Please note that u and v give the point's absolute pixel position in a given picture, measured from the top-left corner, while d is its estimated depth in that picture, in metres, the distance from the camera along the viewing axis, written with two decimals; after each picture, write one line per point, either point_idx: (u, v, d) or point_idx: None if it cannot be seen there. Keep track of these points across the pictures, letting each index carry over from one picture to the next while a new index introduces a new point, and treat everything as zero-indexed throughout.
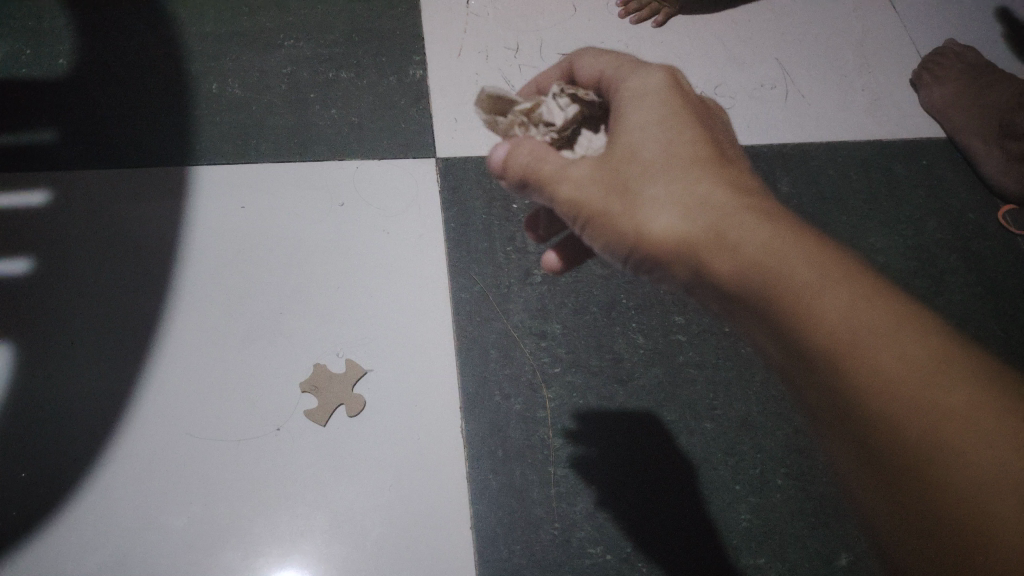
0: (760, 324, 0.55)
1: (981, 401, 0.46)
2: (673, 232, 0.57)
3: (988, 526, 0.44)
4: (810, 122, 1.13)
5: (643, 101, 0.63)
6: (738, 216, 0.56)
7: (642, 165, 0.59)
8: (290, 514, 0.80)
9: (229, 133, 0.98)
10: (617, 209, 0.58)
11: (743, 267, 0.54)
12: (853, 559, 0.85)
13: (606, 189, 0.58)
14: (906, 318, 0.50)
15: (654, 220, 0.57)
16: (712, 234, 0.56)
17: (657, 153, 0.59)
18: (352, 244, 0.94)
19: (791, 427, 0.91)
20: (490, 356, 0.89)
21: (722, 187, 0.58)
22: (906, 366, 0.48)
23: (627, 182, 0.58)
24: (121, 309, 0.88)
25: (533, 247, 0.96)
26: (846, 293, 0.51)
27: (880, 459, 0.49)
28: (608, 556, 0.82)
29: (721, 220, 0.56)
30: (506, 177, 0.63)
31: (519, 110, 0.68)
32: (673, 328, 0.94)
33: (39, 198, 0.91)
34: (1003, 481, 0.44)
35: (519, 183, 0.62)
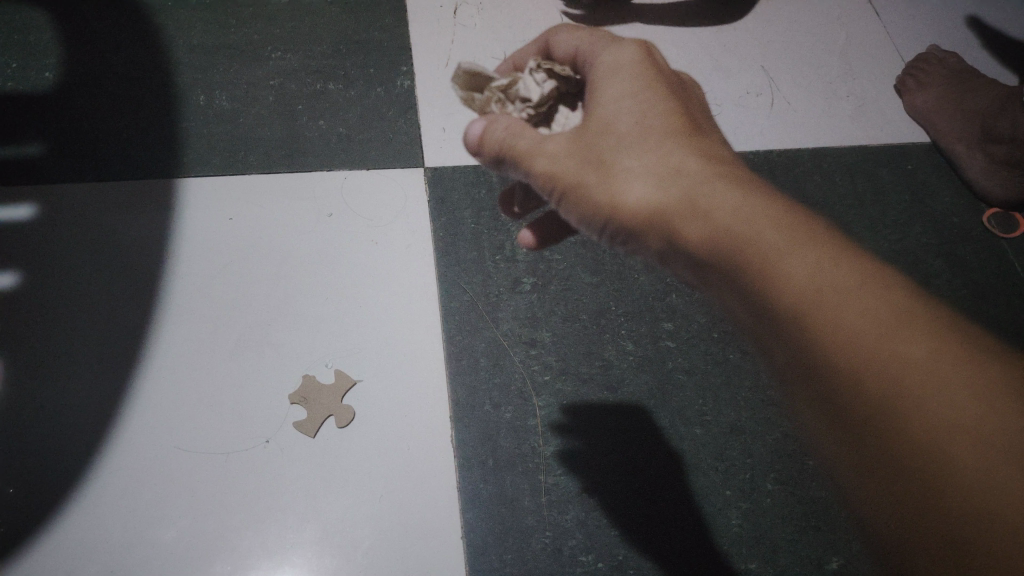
0: (730, 287, 0.59)
1: (939, 352, 0.49)
2: (646, 202, 0.62)
3: (951, 467, 0.45)
4: (796, 128, 1.14)
5: (618, 76, 0.67)
6: (710, 186, 0.61)
7: (617, 137, 0.63)
8: (279, 528, 0.80)
9: (218, 145, 0.99)
10: (592, 180, 0.63)
11: (714, 233, 0.59)
12: (843, 563, 0.86)
13: (581, 161, 0.63)
14: (868, 278, 0.54)
15: (630, 190, 0.62)
16: (685, 203, 0.61)
17: (632, 126, 0.64)
18: (340, 253, 0.94)
19: (779, 431, 0.91)
20: (480, 365, 0.90)
21: (693, 157, 0.63)
22: (863, 320, 0.51)
23: (601, 155, 0.63)
24: (109, 322, 0.87)
25: (522, 256, 0.97)
26: (810, 255, 0.56)
27: (846, 412, 0.51)
28: (599, 564, 0.82)
29: (693, 189, 0.61)
30: (484, 153, 0.67)
31: (496, 87, 0.72)
32: (663, 334, 0.95)
33: (27, 211, 0.91)
34: (963, 422, 0.46)
35: (496, 157, 0.67)
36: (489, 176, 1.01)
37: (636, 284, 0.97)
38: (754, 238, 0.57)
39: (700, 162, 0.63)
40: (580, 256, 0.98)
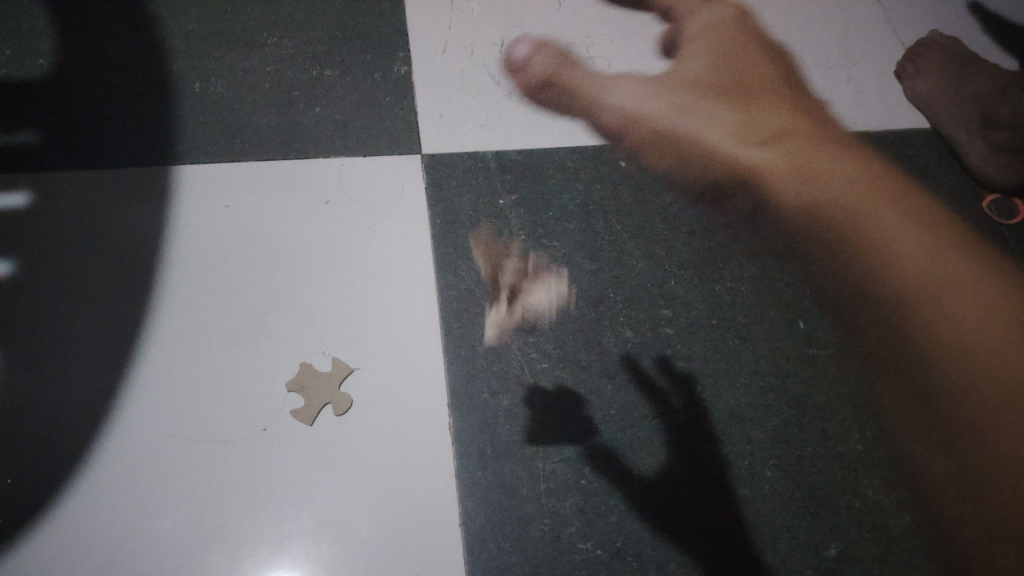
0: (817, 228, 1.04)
1: (945, 275, 1.04)
2: (721, 145, 1.07)
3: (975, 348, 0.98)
4: (794, 115, 1.13)
5: (739, 44, 1.18)
6: (804, 147, 1.10)
7: (755, 105, 1.12)
8: (276, 517, 0.79)
9: (213, 133, 0.98)
10: (715, 134, 1.07)
11: (804, 179, 1.07)
12: (843, 549, 0.86)
13: (711, 118, 1.09)
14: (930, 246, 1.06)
15: (719, 138, 1.07)
16: (775, 155, 1.08)
17: (753, 92, 1.13)
18: (338, 240, 0.93)
19: (779, 418, 0.91)
20: (478, 352, 0.89)
21: (791, 117, 1.12)
22: (910, 258, 1.04)
23: (718, 115, 1.09)
24: (104, 311, 0.87)
25: (520, 243, 0.96)
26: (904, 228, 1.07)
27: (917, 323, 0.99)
28: (598, 551, 0.82)
29: (793, 148, 1.09)
30: (526, 77, 1.09)
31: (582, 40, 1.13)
32: (662, 322, 0.94)
33: (21, 199, 0.90)
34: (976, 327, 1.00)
35: (540, 80, 1.09)
36: (486, 164, 1.00)
37: (636, 271, 0.97)
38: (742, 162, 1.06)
39: (788, 119, 1.12)
40: (578, 242, 0.97)
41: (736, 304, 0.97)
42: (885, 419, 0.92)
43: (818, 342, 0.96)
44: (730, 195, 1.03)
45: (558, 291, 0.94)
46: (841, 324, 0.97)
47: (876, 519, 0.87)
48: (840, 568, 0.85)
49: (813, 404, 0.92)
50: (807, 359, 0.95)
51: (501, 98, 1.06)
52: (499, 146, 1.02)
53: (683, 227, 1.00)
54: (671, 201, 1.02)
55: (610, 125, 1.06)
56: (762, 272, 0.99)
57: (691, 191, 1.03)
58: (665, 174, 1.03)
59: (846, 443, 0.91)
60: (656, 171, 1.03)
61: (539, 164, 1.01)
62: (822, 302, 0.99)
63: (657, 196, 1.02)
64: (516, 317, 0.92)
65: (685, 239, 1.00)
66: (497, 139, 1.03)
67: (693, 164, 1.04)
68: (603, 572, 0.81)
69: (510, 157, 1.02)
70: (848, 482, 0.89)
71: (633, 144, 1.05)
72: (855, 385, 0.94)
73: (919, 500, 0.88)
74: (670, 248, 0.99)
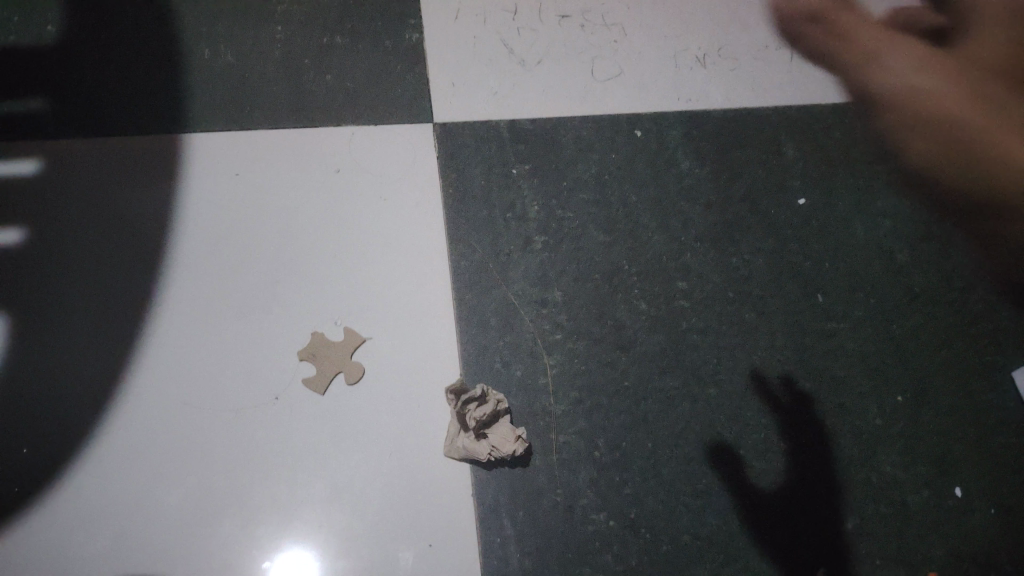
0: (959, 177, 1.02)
1: None
2: (934, 99, 1.05)
3: None
4: (818, 84, 1.08)
5: None
6: (958, 88, 1.06)
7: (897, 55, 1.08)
8: (289, 485, 0.79)
9: (221, 101, 0.95)
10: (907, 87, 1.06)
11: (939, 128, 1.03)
12: (858, 523, 0.85)
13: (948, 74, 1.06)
14: None
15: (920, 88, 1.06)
16: (966, 103, 1.05)
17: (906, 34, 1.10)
18: (349, 209, 0.92)
19: (795, 392, 0.90)
20: (490, 324, 0.88)
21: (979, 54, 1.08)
22: None
23: (923, 68, 1.07)
24: (114, 280, 0.86)
25: (533, 214, 0.95)
26: None
27: None
28: (610, 523, 0.81)
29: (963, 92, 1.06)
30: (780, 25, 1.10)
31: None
32: (677, 295, 0.93)
33: (30, 167, 0.90)
34: None
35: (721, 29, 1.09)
36: (499, 133, 0.98)
37: (652, 243, 0.95)
38: (896, 92, 1.06)
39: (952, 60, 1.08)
40: (592, 213, 0.96)
41: (753, 277, 0.95)
42: (903, 396, 0.92)
43: (836, 316, 0.95)
44: (748, 165, 1.02)
45: (512, 444, 0.79)
46: (859, 299, 0.96)
47: (891, 494, 0.87)
48: (854, 542, 0.85)
49: (831, 379, 0.91)
50: (825, 334, 0.93)
51: (515, 65, 1.03)
52: (512, 115, 1.00)
53: (701, 199, 0.99)
54: (688, 172, 1.00)
55: (627, 95, 1.03)
56: (780, 246, 0.97)
57: (708, 163, 1.01)
58: (683, 145, 1.01)
59: (863, 418, 0.90)
60: (672, 143, 1.01)
61: (553, 134, 1.00)
62: (841, 277, 0.97)
63: (674, 166, 1.00)
64: (461, 443, 0.80)
65: (701, 211, 0.98)
66: (510, 108, 1.00)
67: (710, 136, 1.03)
68: (616, 544, 0.81)
69: (524, 126, 0.99)
70: (866, 456, 0.88)
71: (651, 116, 1.02)
72: (872, 361, 0.93)
73: (935, 477, 0.88)
74: (686, 220, 0.97)
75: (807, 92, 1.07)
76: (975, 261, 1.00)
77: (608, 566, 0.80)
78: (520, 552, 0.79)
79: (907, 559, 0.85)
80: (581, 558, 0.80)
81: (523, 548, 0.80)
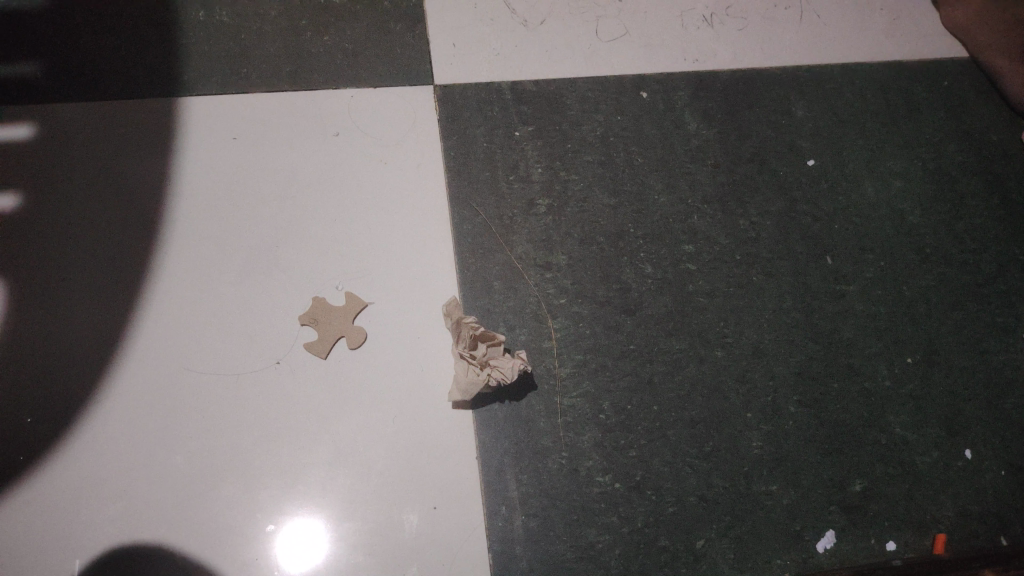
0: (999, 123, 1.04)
1: None
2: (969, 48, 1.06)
3: None
4: (827, 42, 1.05)
5: None
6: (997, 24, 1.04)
7: None
8: (292, 448, 0.79)
9: (218, 62, 0.93)
10: None
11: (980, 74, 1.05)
12: (867, 485, 0.84)
13: None
14: None
15: None
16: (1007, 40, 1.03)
17: None
18: (349, 172, 0.91)
19: (804, 353, 0.89)
20: (493, 288, 0.87)
21: None
22: None
23: None
24: (112, 245, 0.85)
25: (536, 176, 0.93)
26: None
27: None
28: (616, 485, 0.81)
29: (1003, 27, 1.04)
30: None
31: None
32: (683, 257, 0.91)
33: (25, 132, 0.88)
34: None
35: None
36: (501, 95, 0.96)
37: (657, 205, 0.93)
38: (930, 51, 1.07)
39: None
40: (597, 176, 0.94)
41: (761, 239, 0.93)
42: (914, 357, 0.90)
43: (845, 278, 0.93)
44: (757, 126, 0.99)
45: (513, 362, 0.80)
46: (869, 260, 0.94)
47: (901, 456, 0.86)
48: (863, 503, 0.84)
49: (840, 341, 0.90)
50: (834, 296, 0.92)
51: (518, 26, 1.00)
52: (515, 76, 0.97)
53: (708, 160, 0.97)
54: (695, 133, 0.98)
55: (633, 55, 1.01)
56: (789, 207, 0.96)
57: (715, 125, 0.99)
58: (689, 106, 0.99)
59: (874, 380, 0.89)
60: (679, 103, 0.99)
61: (557, 95, 0.97)
62: (851, 238, 0.95)
63: (680, 127, 0.98)
64: (463, 383, 0.79)
65: (709, 172, 0.96)
66: (513, 70, 0.98)
67: (718, 97, 1.00)
68: (622, 505, 0.80)
69: (527, 88, 0.97)
70: (876, 418, 0.87)
71: (657, 76, 1.00)
72: (881, 323, 0.91)
73: (946, 438, 0.87)
74: (693, 181, 0.95)
75: (819, 51, 1.05)
76: (985, 223, 0.98)
77: (614, 528, 0.79)
78: (524, 514, 0.79)
79: (917, 519, 0.84)
80: (588, 519, 0.79)
81: (528, 510, 0.79)
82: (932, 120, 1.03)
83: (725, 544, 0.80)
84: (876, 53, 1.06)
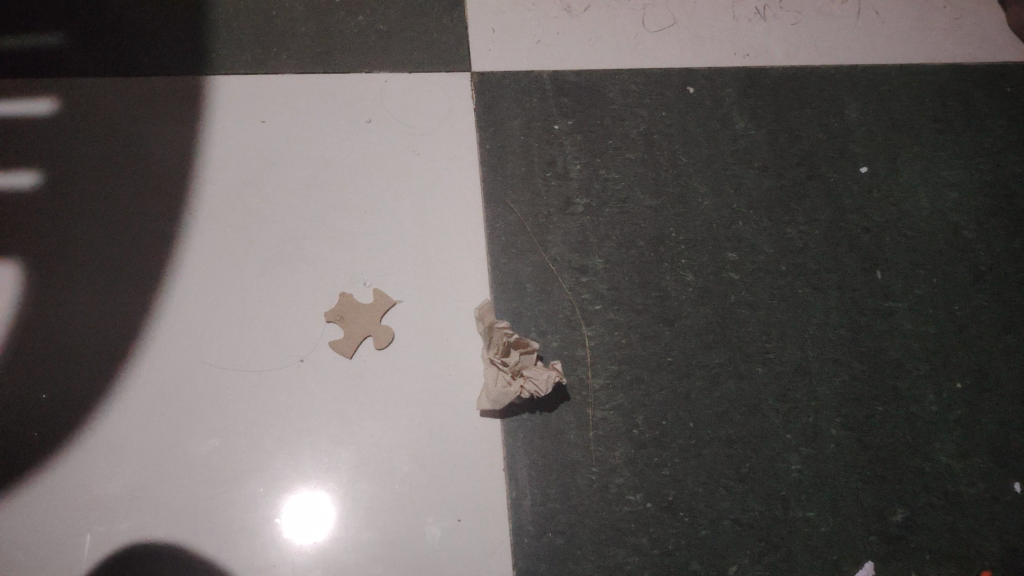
0: None
1: None
2: None
3: None
4: (885, 41, 1.00)
5: None
6: None
7: None
8: (312, 450, 0.76)
9: (247, 40, 0.89)
10: None
11: None
12: (909, 515, 0.81)
13: None
14: None
15: None
16: None
17: None
18: (380, 162, 0.87)
19: (848, 373, 0.85)
20: (526, 290, 0.83)
21: None
22: None
23: None
24: (135, 228, 0.82)
25: (574, 173, 0.89)
26: None
27: None
28: (648, 505, 0.78)
29: None
30: None
31: None
32: (726, 266, 0.87)
33: (48, 105, 0.85)
34: None
35: None
36: (541, 85, 0.91)
37: (700, 209, 0.89)
38: (991, 56, 1.01)
39: None
40: (639, 175, 0.90)
41: (808, 249, 0.89)
42: (962, 382, 0.86)
43: (895, 295, 0.88)
44: (807, 128, 0.94)
45: (547, 372, 0.77)
46: (920, 277, 0.90)
47: (946, 485, 0.82)
48: (904, 534, 0.80)
49: (887, 361, 0.86)
50: (883, 313, 0.88)
51: (560, 13, 0.95)
52: (555, 66, 0.93)
53: (756, 163, 0.92)
54: (742, 134, 0.93)
55: (680, 47, 0.96)
56: (838, 217, 0.91)
57: (764, 125, 0.94)
58: (737, 104, 0.94)
59: (920, 404, 0.85)
60: (727, 101, 0.94)
61: (599, 88, 0.93)
62: (902, 253, 0.90)
63: (727, 127, 0.93)
64: (496, 391, 0.76)
65: (756, 176, 0.91)
66: (553, 59, 0.93)
67: (768, 96, 0.95)
68: (652, 526, 0.77)
69: (568, 79, 0.92)
70: (921, 445, 0.83)
71: (704, 72, 0.95)
72: (930, 343, 0.87)
73: (992, 468, 0.84)
74: (739, 185, 0.91)
75: (877, 50, 0.99)
76: None
77: (643, 549, 0.76)
78: (551, 530, 0.76)
79: (960, 553, 0.80)
80: (618, 538, 0.76)
81: (554, 526, 0.76)
82: (993, 128, 0.98)
83: (758, 570, 0.77)
84: (937, 54, 1.00)
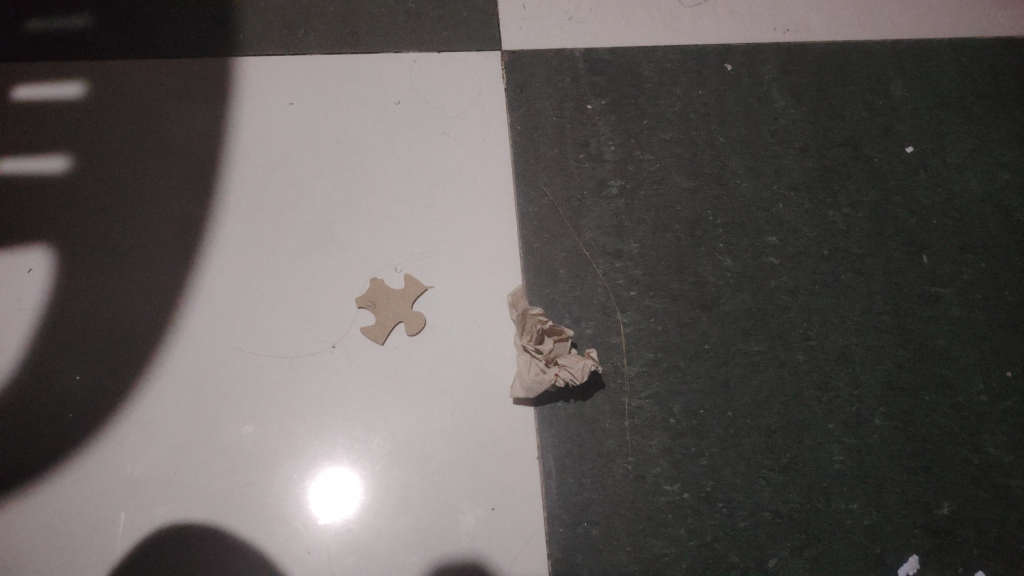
0: None
1: None
2: None
3: None
4: (933, 13, 0.95)
5: None
6: None
7: None
8: (345, 437, 0.76)
9: (274, 20, 0.87)
10: None
11: None
12: (956, 508, 0.78)
13: None
14: None
15: None
16: None
17: None
18: (411, 144, 0.85)
19: (893, 361, 0.82)
20: (559, 276, 0.81)
21: None
22: None
23: None
24: (165, 212, 0.82)
25: (608, 155, 0.86)
26: None
27: None
28: (685, 496, 0.76)
29: None
30: None
31: None
32: (766, 250, 0.84)
33: (76, 88, 0.84)
34: None
35: None
36: (573, 64, 0.89)
37: (739, 191, 0.86)
38: None
39: None
40: (675, 156, 0.87)
41: (851, 233, 0.86)
42: (1013, 371, 0.83)
43: (942, 281, 0.85)
44: (851, 106, 0.91)
45: (583, 362, 0.75)
46: (969, 261, 0.86)
47: (994, 477, 0.80)
48: (951, 527, 0.78)
49: (933, 349, 0.83)
50: (929, 300, 0.84)
51: None
52: (588, 44, 0.90)
53: (796, 143, 0.89)
54: (782, 113, 0.89)
55: (718, 23, 0.92)
56: (883, 199, 0.87)
57: (805, 104, 0.90)
58: (777, 82, 0.90)
59: (967, 394, 0.82)
60: (766, 79, 0.90)
61: (634, 66, 0.89)
62: (950, 236, 0.87)
63: (766, 105, 0.89)
64: (529, 377, 0.74)
65: (796, 157, 0.88)
66: (585, 37, 0.90)
67: (809, 74, 0.91)
68: (690, 517, 0.75)
69: (601, 58, 0.89)
70: (968, 436, 0.80)
71: (742, 48, 0.91)
72: (979, 330, 0.84)
73: None
74: (779, 166, 0.87)
75: (924, 24, 0.94)
76: None
77: (680, 540, 0.75)
78: (586, 520, 0.75)
79: (1008, 548, 0.78)
80: (654, 529, 0.75)
81: (590, 516, 0.75)
82: None
83: (799, 563, 0.75)
84: (987, 27, 0.95)
